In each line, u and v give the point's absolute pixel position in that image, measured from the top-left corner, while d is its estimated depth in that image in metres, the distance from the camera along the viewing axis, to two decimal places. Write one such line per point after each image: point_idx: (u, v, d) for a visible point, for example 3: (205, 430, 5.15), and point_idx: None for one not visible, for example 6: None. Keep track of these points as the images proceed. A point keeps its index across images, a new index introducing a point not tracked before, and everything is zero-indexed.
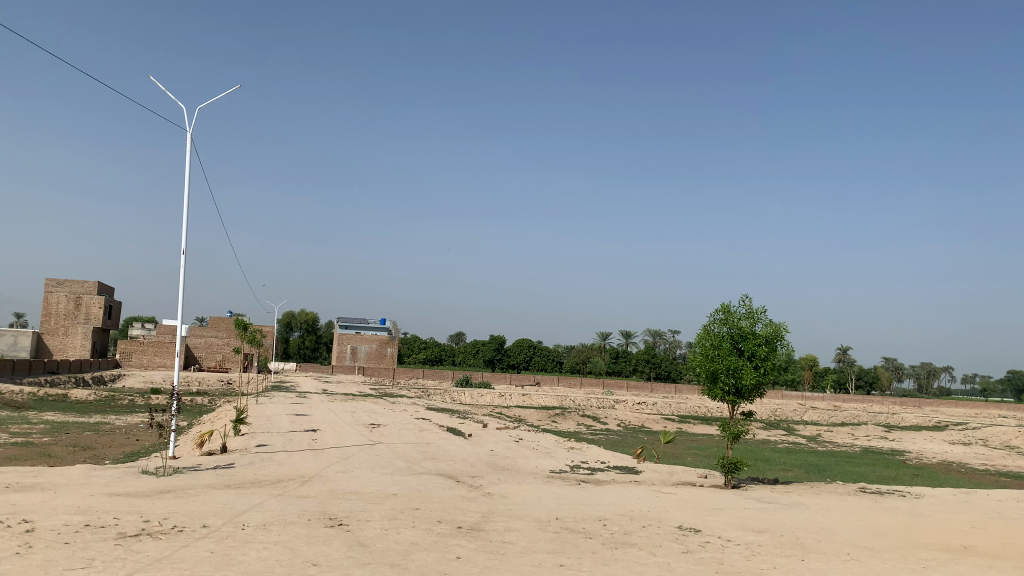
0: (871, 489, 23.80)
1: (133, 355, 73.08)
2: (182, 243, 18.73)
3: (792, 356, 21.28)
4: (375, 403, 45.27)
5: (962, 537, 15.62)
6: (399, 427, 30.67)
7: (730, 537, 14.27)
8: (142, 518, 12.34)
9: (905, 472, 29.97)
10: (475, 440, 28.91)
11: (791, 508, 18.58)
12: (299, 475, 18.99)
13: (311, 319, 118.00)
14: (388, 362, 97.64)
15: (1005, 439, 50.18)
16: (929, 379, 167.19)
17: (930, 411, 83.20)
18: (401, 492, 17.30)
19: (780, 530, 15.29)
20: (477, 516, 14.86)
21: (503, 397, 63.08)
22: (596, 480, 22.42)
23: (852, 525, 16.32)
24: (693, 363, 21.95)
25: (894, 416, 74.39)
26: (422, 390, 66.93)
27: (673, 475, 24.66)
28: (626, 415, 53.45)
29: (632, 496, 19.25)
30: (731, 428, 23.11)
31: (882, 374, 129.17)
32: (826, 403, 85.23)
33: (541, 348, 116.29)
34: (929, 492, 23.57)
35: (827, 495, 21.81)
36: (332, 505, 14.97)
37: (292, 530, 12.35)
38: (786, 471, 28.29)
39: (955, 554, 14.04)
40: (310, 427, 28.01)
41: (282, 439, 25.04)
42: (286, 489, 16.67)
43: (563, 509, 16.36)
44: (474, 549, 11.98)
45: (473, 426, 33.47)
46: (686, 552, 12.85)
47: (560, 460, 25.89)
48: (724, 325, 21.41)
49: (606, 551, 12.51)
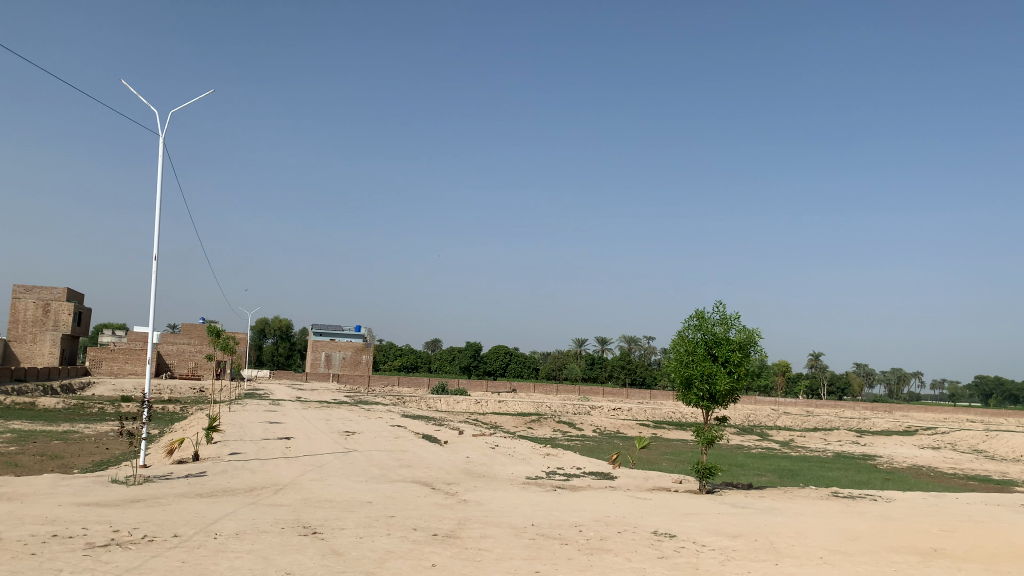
0: (843, 493, 24.06)
1: (103, 363, 72.10)
2: (154, 249, 18.63)
3: (765, 362, 21.45)
4: (350, 410, 44.98)
5: (933, 540, 15.86)
6: (374, 434, 30.49)
7: (704, 542, 14.35)
8: (110, 528, 12.15)
9: (876, 477, 30.33)
10: (451, 447, 28.83)
11: (765, 513, 18.73)
12: (273, 484, 18.82)
13: (285, 326, 117.18)
14: (363, 369, 97.08)
15: (973, 442, 51.02)
16: (899, 384, 169.25)
17: (901, 417, 84.29)
18: (376, 500, 17.21)
19: (753, 535, 15.38)
20: (452, 523, 14.83)
21: (479, 404, 63.00)
22: (571, 487, 22.44)
23: (825, 529, 16.51)
24: (668, 369, 22.03)
25: (865, 421, 75.34)
26: (397, 397, 66.66)
27: (648, 481, 24.74)
28: (602, 421, 53.68)
29: (608, 502, 19.30)
30: (705, 433, 23.20)
31: (853, 380, 130.71)
32: (799, 408, 86.11)
33: (517, 355, 116.24)
34: (899, 496, 23.84)
35: (800, 500, 22.02)
36: (305, 514, 14.83)
37: (266, 539, 12.24)
38: (760, 476, 28.51)
39: (925, 557, 14.23)
40: (284, 435, 27.75)
41: (255, 446, 24.82)
42: (259, 498, 16.49)
43: (539, 516, 16.36)
44: (449, 556, 11.93)
45: (449, 433, 33.45)
46: (661, 557, 12.90)
47: (536, 466, 25.85)
48: (698, 331, 21.58)
49: (582, 557, 12.53)
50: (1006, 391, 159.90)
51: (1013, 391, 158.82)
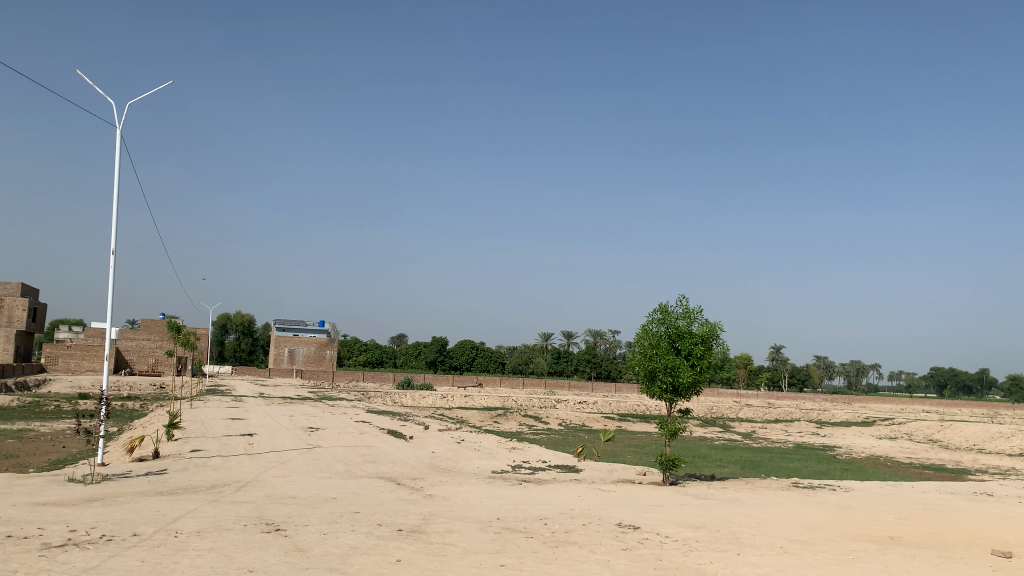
0: (803, 484, 24.49)
1: (60, 359, 70.59)
2: (111, 243, 18.29)
3: (727, 355, 21.73)
4: (314, 406, 44.59)
5: (889, 528, 16.18)
6: (338, 430, 30.22)
7: (668, 534, 14.50)
8: (67, 529, 11.90)
9: (835, 467, 30.92)
10: (416, 442, 28.68)
11: (727, 504, 19.00)
12: (235, 481, 18.60)
13: (247, 321, 115.63)
14: (327, 365, 96.30)
15: (929, 433, 52.28)
16: (857, 376, 172.67)
17: (859, 408, 86.19)
18: (340, 496, 17.10)
19: (716, 526, 15.59)
20: (418, 518, 14.79)
21: (445, 399, 62.87)
22: (537, 480, 22.51)
23: (786, 519, 16.78)
24: (632, 362, 22.17)
25: (825, 412, 76.91)
26: (362, 392, 66.24)
27: (613, 473, 24.92)
28: (568, 415, 54.10)
29: (572, 495, 19.43)
30: (669, 426, 23.41)
31: (813, 372, 133.14)
32: (761, 400, 87.46)
33: (483, 349, 116.33)
34: (857, 485, 24.37)
35: (762, 491, 22.38)
36: (269, 511, 14.68)
37: (227, 536, 12.09)
38: (722, 467, 28.90)
39: (882, 545, 14.53)
40: (246, 432, 27.40)
41: (217, 443, 24.50)
42: (221, 495, 16.30)
43: (504, 509, 16.40)
44: (415, 551, 11.91)
45: (414, 428, 33.29)
46: (625, 549, 13.01)
47: (502, 460, 25.91)
48: (662, 325, 21.75)
49: (547, 550, 12.59)
50: (959, 382, 164.52)
51: (967, 382, 163.46)
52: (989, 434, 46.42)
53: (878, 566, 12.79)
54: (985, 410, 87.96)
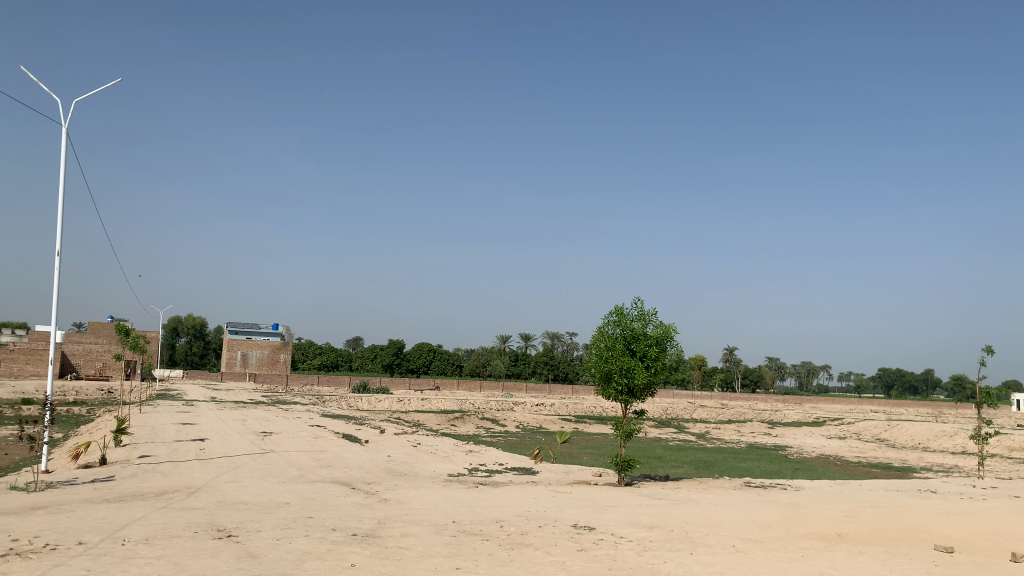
0: (755, 483, 24.89)
1: (2, 364, 68.37)
2: (56, 245, 17.79)
3: (681, 356, 22.01)
4: (267, 410, 43.83)
5: (838, 526, 16.54)
6: (293, 435, 29.82)
7: (622, 534, 14.63)
8: (9, 537, 11.54)
9: (786, 466, 31.47)
10: (372, 446, 28.47)
11: (681, 504, 19.21)
12: (186, 486, 18.23)
13: (199, 324, 113.27)
14: (280, 368, 95.04)
15: (876, 432, 53.59)
16: (808, 377, 176.28)
17: (809, 408, 88.09)
18: (293, 501, 16.89)
19: (669, 526, 15.76)
20: (373, 522, 14.67)
21: (401, 402, 62.46)
22: (493, 482, 22.54)
23: (737, 518, 17.04)
24: (588, 364, 22.29)
25: (777, 412, 78.44)
26: (316, 396, 65.53)
27: (569, 475, 25.04)
28: (525, 417, 54.19)
29: (528, 497, 19.45)
30: (623, 427, 23.54)
31: (766, 374, 135.61)
32: (714, 401, 88.77)
33: (441, 352, 115.96)
34: (807, 485, 24.81)
35: (715, 491, 22.70)
36: (220, 517, 14.40)
37: (177, 543, 11.84)
38: (677, 467, 29.20)
39: (831, 542, 14.85)
40: (197, 437, 26.85)
41: (167, 449, 23.98)
42: (171, 501, 15.96)
43: (460, 512, 16.37)
44: (369, 555, 11.82)
45: (370, 432, 33.00)
46: (580, 550, 13.09)
47: (458, 463, 25.85)
48: (617, 327, 21.92)
49: (503, 552, 12.58)
50: (906, 382, 169.23)
51: (912, 382, 168.21)
52: (933, 433, 47.75)
53: (826, 562, 13.09)
54: (930, 410, 90.46)
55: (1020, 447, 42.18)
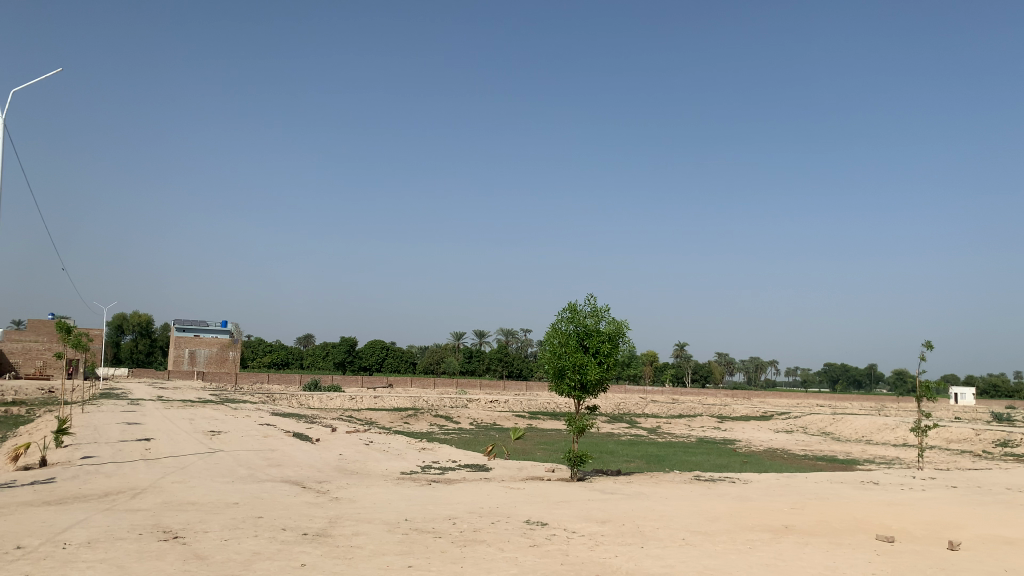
0: (705, 477, 25.29)
1: None
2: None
3: (634, 352, 22.24)
4: (215, 409, 42.98)
5: (784, 517, 16.90)
6: (242, 433, 29.37)
7: (574, 529, 14.72)
8: None
9: (735, 460, 32.09)
10: (323, 445, 28.11)
11: (632, 499, 19.44)
12: (131, 488, 17.80)
13: (145, 321, 110.60)
14: (229, 366, 93.59)
15: (822, 425, 54.91)
16: (756, 372, 179.70)
17: (758, 403, 89.82)
18: (242, 501, 16.61)
19: (620, 520, 15.92)
20: (323, 521, 14.52)
21: (354, 400, 61.95)
22: (446, 480, 22.49)
23: (688, 512, 17.28)
24: (542, 361, 22.36)
25: (726, 407, 79.79)
26: (267, 394, 64.57)
27: (522, 471, 25.14)
28: (478, 414, 54.21)
29: (481, 493, 19.46)
30: (577, 423, 23.65)
31: (716, 369, 137.91)
32: (666, 396, 89.90)
33: (394, 350, 115.30)
34: (755, 478, 25.25)
35: (666, 485, 23.02)
36: (166, 518, 14.09)
37: (122, 546, 11.57)
38: (628, 462, 29.46)
39: (777, 533, 15.17)
40: (143, 437, 26.24)
41: (110, 449, 23.35)
42: (114, 503, 15.56)
43: (412, 510, 16.28)
44: (320, 555, 11.69)
45: (321, 430, 32.65)
46: (532, 546, 13.13)
47: (411, 461, 25.69)
48: (570, 323, 22.03)
49: (455, 549, 12.56)
50: (850, 377, 173.68)
51: (857, 377, 172.67)
52: (876, 426, 49.09)
53: (771, 553, 13.36)
54: (873, 404, 93.02)
55: (958, 439, 43.62)
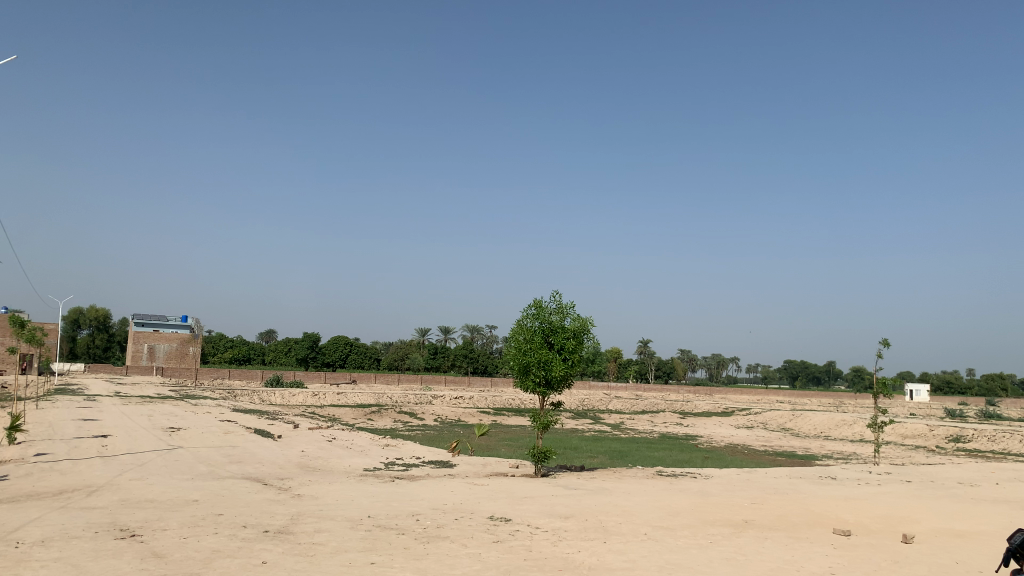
0: (667, 472, 25.54)
1: None
2: None
3: (598, 349, 22.37)
4: (175, 405, 42.26)
5: (744, 512, 17.11)
6: (202, 430, 28.92)
7: (538, 525, 14.74)
8: None
9: (696, 455, 32.45)
10: (285, 441, 27.83)
11: (595, 494, 19.55)
12: (86, 485, 17.42)
13: (102, 315, 108.49)
14: (189, 362, 92.25)
15: (781, 421, 55.80)
16: (718, 369, 181.69)
17: (720, 399, 90.94)
18: (202, 499, 16.35)
19: (584, 516, 16.00)
20: (285, 518, 14.37)
21: (317, 396, 61.42)
22: (409, 476, 22.40)
23: (650, 507, 17.44)
24: (507, 357, 22.36)
25: (688, 403, 80.71)
26: (228, 390, 63.80)
27: (486, 467, 25.13)
28: (443, 410, 54.03)
29: (446, 490, 19.42)
30: (541, 419, 23.71)
31: (679, 365, 139.22)
32: (629, 392, 90.62)
33: (358, 346, 114.40)
34: (716, 473, 25.55)
35: (629, 480, 23.22)
36: (122, 516, 13.84)
37: (76, 544, 11.31)
38: (592, 458, 29.63)
39: (737, 528, 15.36)
40: (100, 434, 25.75)
41: (66, 446, 22.85)
42: (70, 501, 15.22)
43: (375, 507, 16.18)
44: (280, 552, 11.56)
45: (283, 427, 32.31)
46: (496, 542, 13.13)
47: (374, 458, 25.56)
48: (536, 320, 22.06)
49: (418, 545, 12.51)
50: (809, 373, 176.79)
51: (816, 373, 175.45)
52: (834, 422, 50.01)
53: (732, 548, 13.53)
54: (832, 400, 94.74)
55: (913, 434, 44.61)
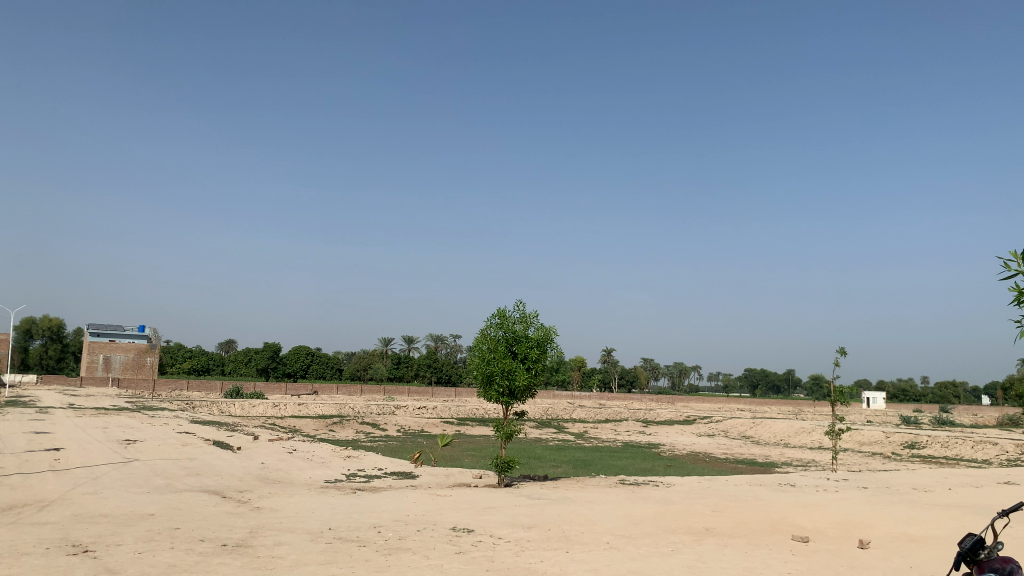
0: (629, 481, 25.69)
1: None
2: None
3: (561, 358, 22.42)
4: (130, 417, 41.31)
5: (705, 520, 17.25)
6: (159, 442, 28.33)
7: (500, 535, 14.71)
8: None
9: (658, 464, 32.68)
10: (245, 453, 27.38)
11: (557, 504, 19.59)
12: (37, 500, 16.93)
13: (56, 326, 105.81)
14: (146, 372, 90.47)
15: (742, 429, 56.48)
16: (680, 377, 183.28)
17: (682, 407, 91.85)
18: (158, 512, 16.01)
19: (547, 525, 16.02)
20: (243, 532, 14.14)
21: (277, 407, 60.61)
22: (372, 488, 22.18)
23: (612, 516, 17.51)
24: (470, 366, 22.29)
25: (651, 412, 81.30)
26: (187, 402, 62.73)
27: (449, 478, 25.00)
28: (406, 420, 53.63)
29: (408, 501, 19.30)
30: (504, 429, 23.67)
31: (642, 374, 140.23)
32: (592, 401, 91.09)
33: (319, 356, 113.16)
34: (677, 481, 25.82)
35: (592, 489, 23.30)
36: (75, 531, 13.49)
37: (26, 561, 10.99)
38: (555, 468, 29.65)
39: (698, 536, 15.46)
40: (52, 447, 25.06)
41: (15, 460, 22.22)
42: (20, 516, 14.79)
43: (335, 519, 16.00)
44: (239, 567, 11.36)
45: (242, 439, 31.72)
46: (458, 553, 13.08)
47: (335, 470, 25.24)
48: (499, 329, 22.03)
49: (380, 558, 12.40)
50: (769, 382, 179.75)
51: (775, 382, 178.15)
52: (794, 429, 50.74)
53: (693, 555, 13.64)
54: (791, 408, 96.27)
55: (869, 441, 45.47)
